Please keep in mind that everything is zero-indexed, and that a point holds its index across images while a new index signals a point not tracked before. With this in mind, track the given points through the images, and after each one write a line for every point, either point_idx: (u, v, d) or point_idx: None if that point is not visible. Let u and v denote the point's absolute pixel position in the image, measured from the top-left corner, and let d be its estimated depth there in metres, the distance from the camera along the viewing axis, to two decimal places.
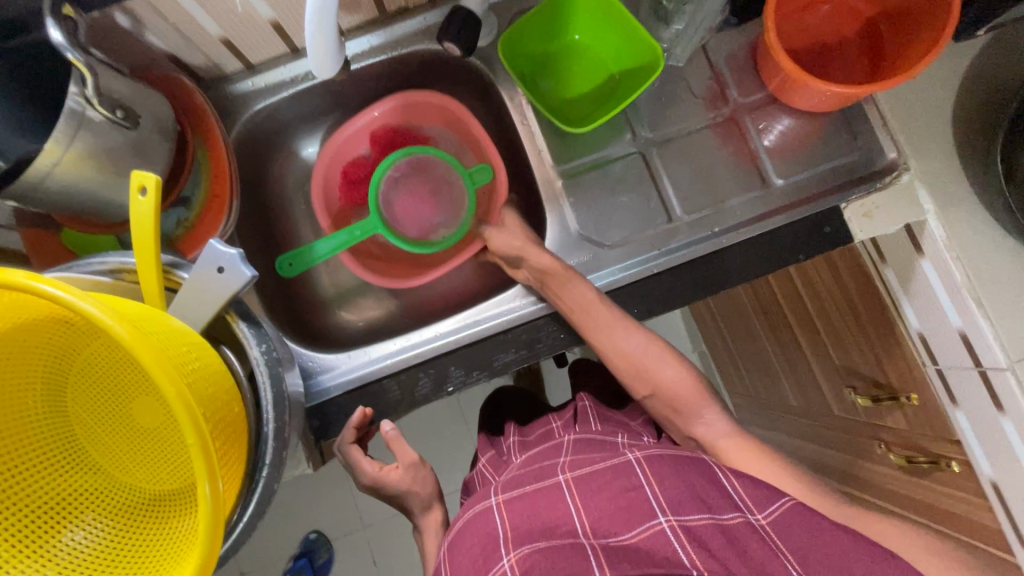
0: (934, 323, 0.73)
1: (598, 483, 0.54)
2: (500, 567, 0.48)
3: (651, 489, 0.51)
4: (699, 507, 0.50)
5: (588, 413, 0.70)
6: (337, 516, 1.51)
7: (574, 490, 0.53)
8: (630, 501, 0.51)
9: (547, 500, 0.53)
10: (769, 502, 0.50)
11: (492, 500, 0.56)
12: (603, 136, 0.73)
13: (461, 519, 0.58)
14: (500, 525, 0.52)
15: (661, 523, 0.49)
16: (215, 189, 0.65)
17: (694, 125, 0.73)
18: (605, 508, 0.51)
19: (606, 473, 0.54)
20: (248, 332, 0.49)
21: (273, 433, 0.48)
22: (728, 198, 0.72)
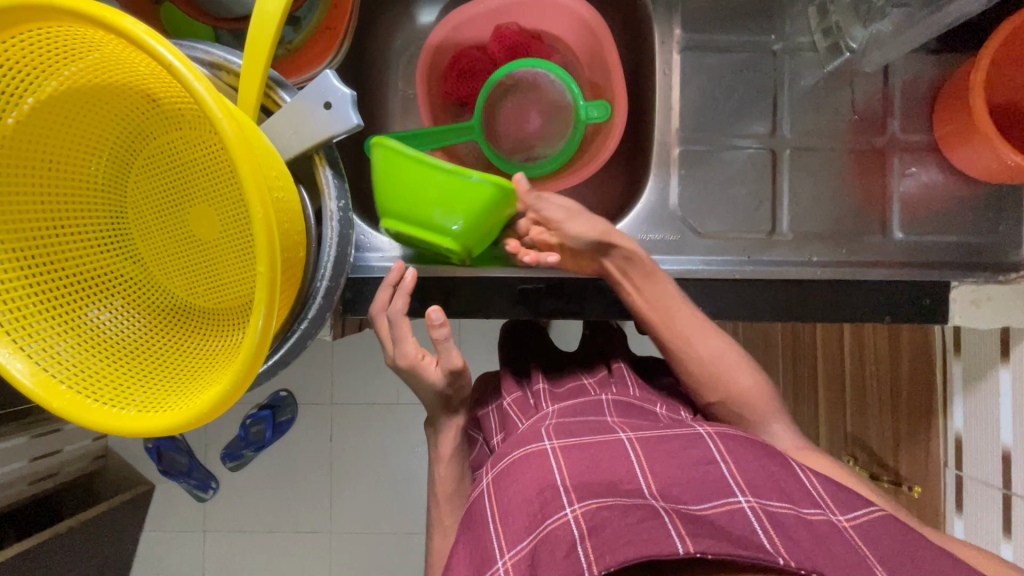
0: (981, 432, 0.70)
1: (666, 448, 0.54)
2: (562, 513, 0.47)
3: (728, 467, 0.51)
4: (774, 491, 0.49)
5: (625, 375, 0.73)
6: (312, 385, 1.55)
7: (639, 452, 0.54)
8: (705, 473, 0.51)
9: (606, 456, 0.53)
10: (855, 507, 0.49)
11: (547, 444, 0.55)
12: (741, 120, 0.67)
13: (506, 459, 0.57)
14: (557, 471, 0.52)
15: (739, 502, 0.48)
16: (330, 21, 0.60)
17: (839, 143, 0.66)
18: (670, 470, 0.52)
19: (673, 441, 0.55)
20: (332, 182, 0.46)
21: (323, 292, 0.46)
22: (840, 232, 0.66)
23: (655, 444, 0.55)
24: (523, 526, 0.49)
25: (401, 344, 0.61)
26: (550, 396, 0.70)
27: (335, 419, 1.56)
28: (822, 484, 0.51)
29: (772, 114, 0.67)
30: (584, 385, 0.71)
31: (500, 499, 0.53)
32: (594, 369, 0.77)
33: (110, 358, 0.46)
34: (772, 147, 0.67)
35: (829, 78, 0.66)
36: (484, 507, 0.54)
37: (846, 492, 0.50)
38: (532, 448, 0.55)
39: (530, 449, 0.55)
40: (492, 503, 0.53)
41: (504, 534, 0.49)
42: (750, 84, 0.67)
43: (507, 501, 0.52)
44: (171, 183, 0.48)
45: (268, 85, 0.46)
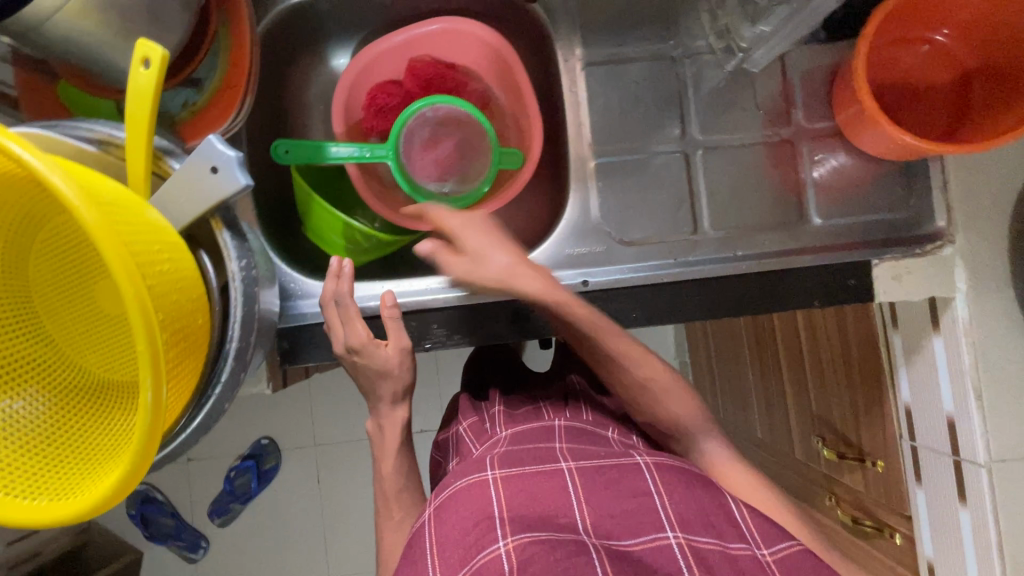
0: (925, 401, 0.72)
1: (604, 478, 0.54)
2: (494, 548, 0.46)
3: (661, 500, 0.52)
4: (705, 529, 0.50)
5: (580, 401, 0.73)
6: (291, 430, 1.53)
7: (577, 484, 0.53)
8: (637, 506, 0.52)
9: (548, 488, 0.53)
10: (778, 541, 0.50)
11: (489, 474, 0.54)
12: (652, 127, 0.68)
13: (449, 488, 0.55)
14: (496, 504, 0.50)
15: (668, 538, 0.49)
16: (229, 79, 0.60)
17: (748, 139, 0.68)
18: (606, 502, 0.52)
19: (611, 471, 0.55)
20: (230, 243, 0.46)
21: (235, 353, 0.46)
22: (762, 225, 0.68)
23: (597, 473, 0.55)
24: (457, 560, 0.47)
25: (350, 325, 0.63)
26: (503, 420, 0.70)
27: (319, 461, 1.54)
28: (751, 516, 0.52)
29: (681, 117, 0.68)
30: (538, 409, 0.72)
31: (438, 530, 0.51)
32: (550, 394, 0.77)
33: (24, 451, 0.44)
34: (685, 150, 0.68)
35: (730, 77, 0.68)
36: (425, 539, 0.51)
37: (772, 524, 0.51)
38: (474, 478, 0.54)
39: (471, 479, 0.54)
40: (430, 534, 0.51)
41: (437, 565, 0.48)
42: (655, 92, 0.68)
43: (443, 535, 0.50)
44: (74, 262, 0.48)
45: (155, 155, 0.46)
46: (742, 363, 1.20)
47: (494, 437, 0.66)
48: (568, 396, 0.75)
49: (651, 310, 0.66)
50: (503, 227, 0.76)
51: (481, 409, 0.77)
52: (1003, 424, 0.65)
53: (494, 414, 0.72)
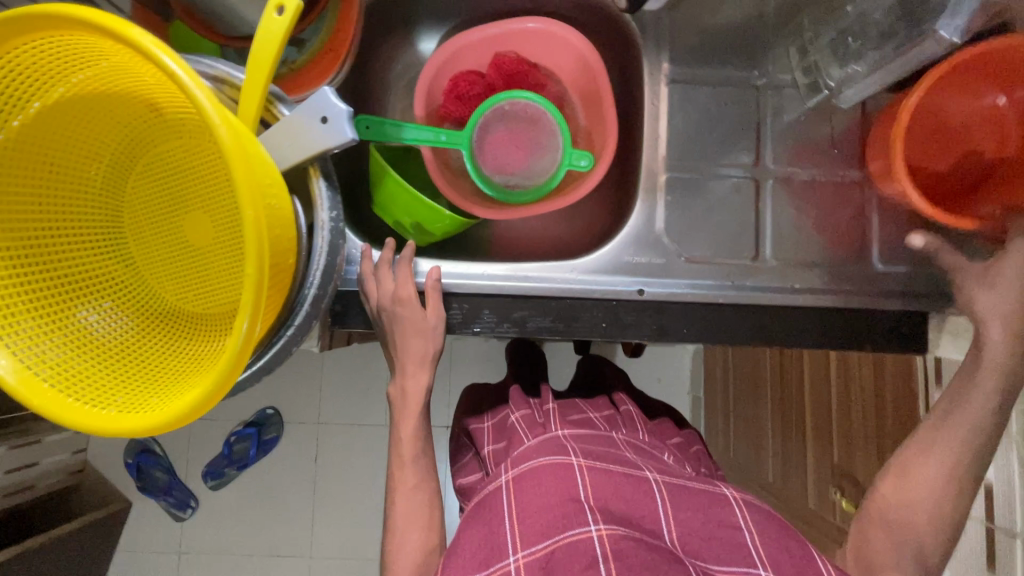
0: None
1: (688, 498, 0.58)
2: (586, 529, 0.50)
3: (749, 534, 0.55)
4: (791, 570, 0.52)
5: (632, 418, 0.77)
6: (300, 404, 1.54)
7: (664, 494, 0.57)
8: (725, 533, 0.55)
9: (635, 491, 0.57)
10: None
11: (575, 460, 0.58)
12: (727, 151, 0.69)
13: (529, 461, 0.59)
14: (585, 492, 0.55)
15: (760, 575, 0.51)
16: (332, 44, 0.62)
17: (820, 176, 0.69)
18: (692, 522, 0.56)
19: (699, 495, 0.59)
20: (324, 193, 0.47)
21: (311, 300, 0.47)
22: (823, 261, 0.68)
23: (679, 490, 0.59)
24: (541, 531, 0.52)
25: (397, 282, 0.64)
26: (558, 419, 0.72)
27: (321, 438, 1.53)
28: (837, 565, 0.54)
29: (756, 145, 0.69)
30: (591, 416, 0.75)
31: (521, 500, 0.55)
32: (598, 404, 0.80)
33: (94, 359, 0.46)
34: (756, 178, 0.69)
35: (810, 113, 0.69)
36: (501, 501, 0.56)
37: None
38: (559, 460, 0.58)
39: (557, 460, 0.58)
40: (509, 499, 0.56)
41: (522, 536, 0.52)
42: (734, 117, 0.70)
43: (524, 505, 0.55)
44: (169, 188, 0.50)
45: (267, 99, 0.48)
46: (763, 405, 1.19)
47: (547, 432, 0.67)
48: (619, 412, 0.78)
49: (703, 328, 0.66)
50: (561, 227, 0.77)
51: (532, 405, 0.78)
52: None
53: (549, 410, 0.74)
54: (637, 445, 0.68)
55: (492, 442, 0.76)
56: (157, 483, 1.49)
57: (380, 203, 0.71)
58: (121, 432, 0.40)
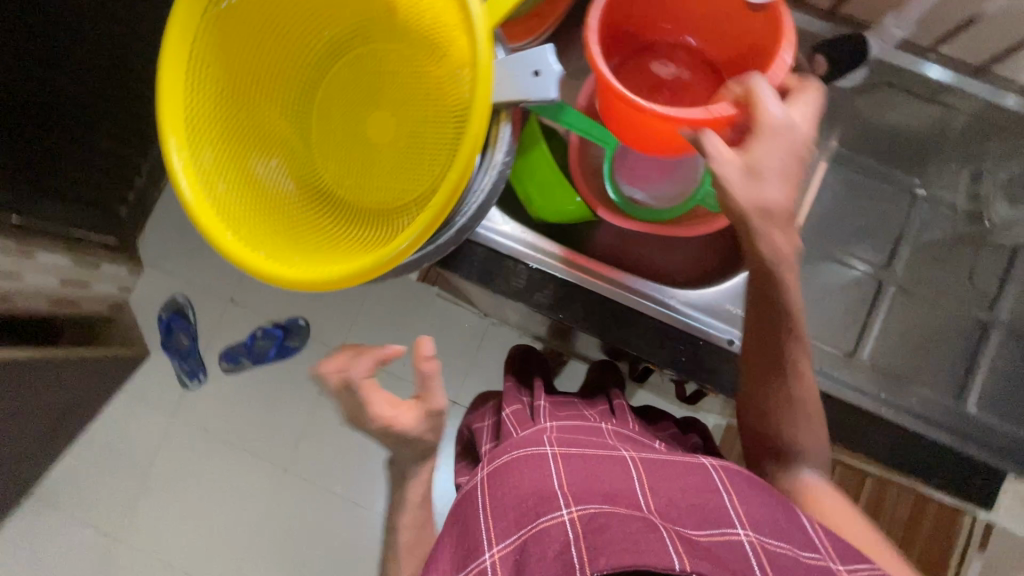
0: None
1: (669, 471, 0.55)
2: (559, 515, 0.48)
3: (729, 497, 0.51)
4: (773, 533, 0.48)
5: (625, 411, 0.78)
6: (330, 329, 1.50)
7: (642, 471, 0.55)
8: (706, 501, 0.51)
9: (610, 471, 0.54)
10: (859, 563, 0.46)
11: (548, 449, 0.57)
12: (860, 245, 0.69)
13: (506, 455, 0.58)
14: (557, 477, 0.53)
15: (739, 534, 0.47)
16: (542, 11, 0.66)
17: (943, 301, 0.68)
18: (670, 494, 0.52)
19: (676, 466, 0.56)
20: (506, 137, 0.49)
21: (457, 229, 0.50)
22: (918, 383, 0.66)
23: (658, 465, 0.56)
24: (513, 522, 0.51)
25: (369, 402, 0.56)
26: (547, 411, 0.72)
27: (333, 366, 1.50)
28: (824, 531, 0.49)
29: (887, 250, 0.69)
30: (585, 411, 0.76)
31: (495, 494, 0.54)
32: (593, 399, 0.82)
33: (250, 202, 0.50)
34: (879, 280, 0.69)
35: (951, 241, 0.69)
36: (477, 499, 0.56)
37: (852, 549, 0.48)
38: (532, 450, 0.57)
39: (521, 445, 0.57)
40: (484, 497, 0.55)
41: (495, 530, 0.51)
42: (875, 218, 0.70)
43: (498, 498, 0.54)
44: (366, 80, 0.53)
45: None
46: None
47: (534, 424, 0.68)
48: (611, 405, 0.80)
49: None
50: (666, 256, 0.78)
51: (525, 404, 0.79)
52: None
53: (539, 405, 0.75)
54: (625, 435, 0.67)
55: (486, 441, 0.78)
56: (178, 346, 1.43)
57: (519, 170, 0.73)
58: (259, 275, 0.44)
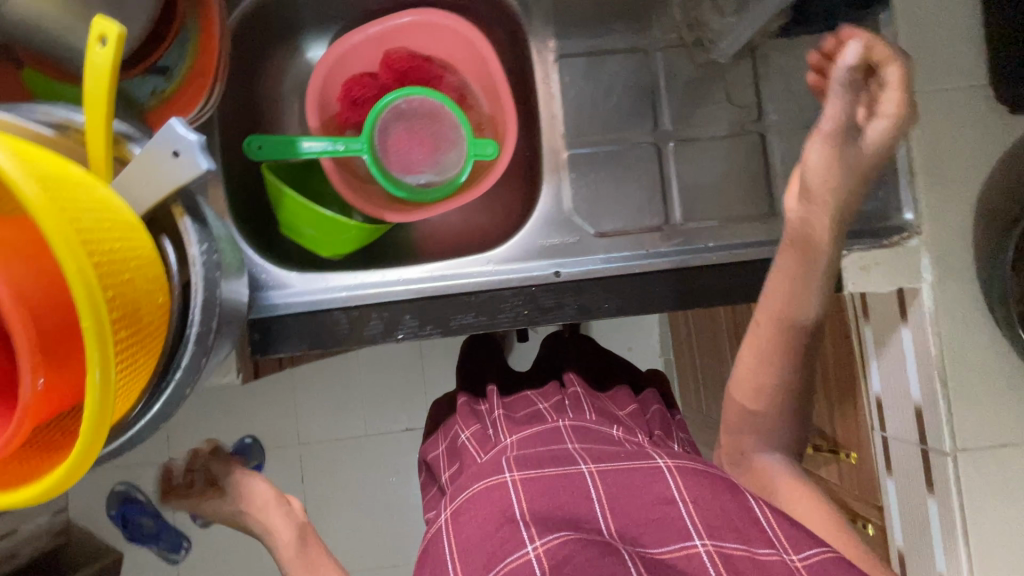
0: (895, 391, 0.72)
1: (621, 480, 0.60)
2: (524, 551, 0.54)
3: (685, 507, 0.57)
4: (727, 532, 0.55)
5: (581, 400, 0.80)
6: (277, 427, 1.48)
7: (599, 486, 0.60)
8: (663, 513, 0.57)
9: (570, 485, 0.60)
10: (809, 547, 0.53)
11: (508, 476, 0.61)
12: (625, 121, 0.69)
13: (467, 492, 0.63)
14: (517, 505, 0.58)
15: (696, 545, 0.54)
16: (198, 69, 0.59)
17: (721, 130, 0.68)
18: (629, 511, 0.58)
19: (636, 475, 0.61)
20: (190, 227, 0.46)
21: (195, 338, 0.45)
22: (731, 214, 0.68)
23: (616, 475, 0.61)
24: (481, 564, 0.55)
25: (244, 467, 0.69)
26: (505, 427, 0.77)
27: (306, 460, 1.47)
28: (777, 519, 0.56)
29: (652, 111, 0.69)
30: (537, 411, 0.79)
31: (459, 537, 0.59)
32: (548, 392, 0.84)
33: None
34: (657, 142, 0.69)
35: (701, 71, 0.69)
36: (445, 544, 0.60)
37: (800, 533, 0.55)
38: (493, 480, 0.61)
39: (490, 481, 0.61)
40: (449, 539, 0.60)
41: (460, 568, 0.57)
42: (629, 90, 0.69)
43: (463, 539, 0.58)
44: None
45: (116, 140, 0.46)
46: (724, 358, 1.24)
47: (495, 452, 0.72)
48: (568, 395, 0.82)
49: (624, 302, 0.66)
50: (480, 218, 0.76)
51: (482, 416, 0.84)
52: (971, 414, 0.64)
53: (495, 421, 0.79)
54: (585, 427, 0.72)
55: (447, 469, 0.81)
56: None
57: (288, 225, 0.70)
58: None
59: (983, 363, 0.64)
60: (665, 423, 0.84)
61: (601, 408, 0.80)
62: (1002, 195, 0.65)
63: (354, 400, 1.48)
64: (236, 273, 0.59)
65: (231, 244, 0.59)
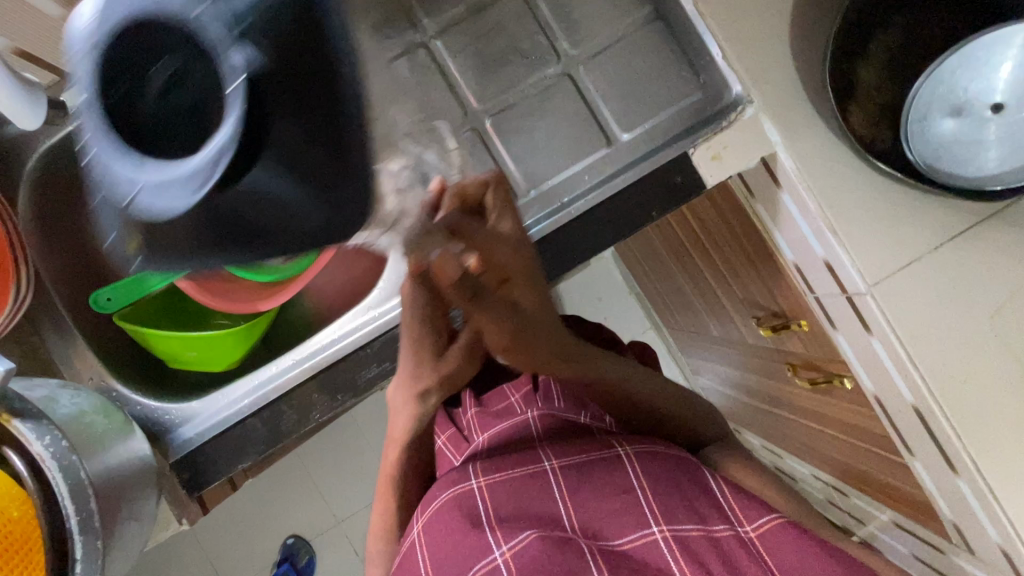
0: (805, 253, 0.71)
1: (584, 476, 0.57)
2: (493, 560, 0.52)
3: (642, 494, 0.55)
4: (683, 516, 0.54)
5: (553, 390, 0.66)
6: (309, 516, 1.47)
7: (561, 484, 0.57)
8: (624, 503, 0.55)
9: (534, 489, 0.57)
10: (758, 515, 0.54)
11: (473, 484, 0.58)
12: (434, 119, 0.67)
13: (434, 501, 0.60)
14: (483, 511, 0.56)
15: (653, 533, 0.53)
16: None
17: (528, 86, 0.67)
18: (589, 510, 0.56)
19: (598, 469, 0.57)
20: (23, 428, 0.45)
21: (78, 527, 0.44)
22: (573, 164, 0.67)
23: (576, 473, 0.57)
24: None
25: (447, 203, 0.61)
26: (477, 426, 0.66)
27: (352, 534, 1.48)
28: (731, 492, 0.56)
29: (457, 98, 0.67)
30: (510, 406, 0.66)
31: (431, 550, 0.57)
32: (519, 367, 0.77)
33: None
34: (474, 126, 0.67)
35: (485, 39, 0.68)
36: (417, 558, 0.58)
37: (750, 500, 0.55)
38: (458, 489, 0.58)
39: (456, 490, 0.58)
40: (422, 551, 0.58)
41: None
42: (423, 90, 0.67)
43: (437, 554, 0.57)
44: None
45: None
46: (674, 275, 1.24)
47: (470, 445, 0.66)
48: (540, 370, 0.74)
49: None
50: (355, 266, 0.75)
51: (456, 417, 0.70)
52: (873, 247, 0.63)
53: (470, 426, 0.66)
54: (553, 414, 0.64)
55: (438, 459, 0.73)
56: None
57: (168, 357, 0.68)
58: None
59: (859, 194, 0.63)
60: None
61: None
62: (809, 31, 0.64)
63: (368, 463, 1.48)
64: (120, 437, 0.56)
65: (106, 410, 0.57)
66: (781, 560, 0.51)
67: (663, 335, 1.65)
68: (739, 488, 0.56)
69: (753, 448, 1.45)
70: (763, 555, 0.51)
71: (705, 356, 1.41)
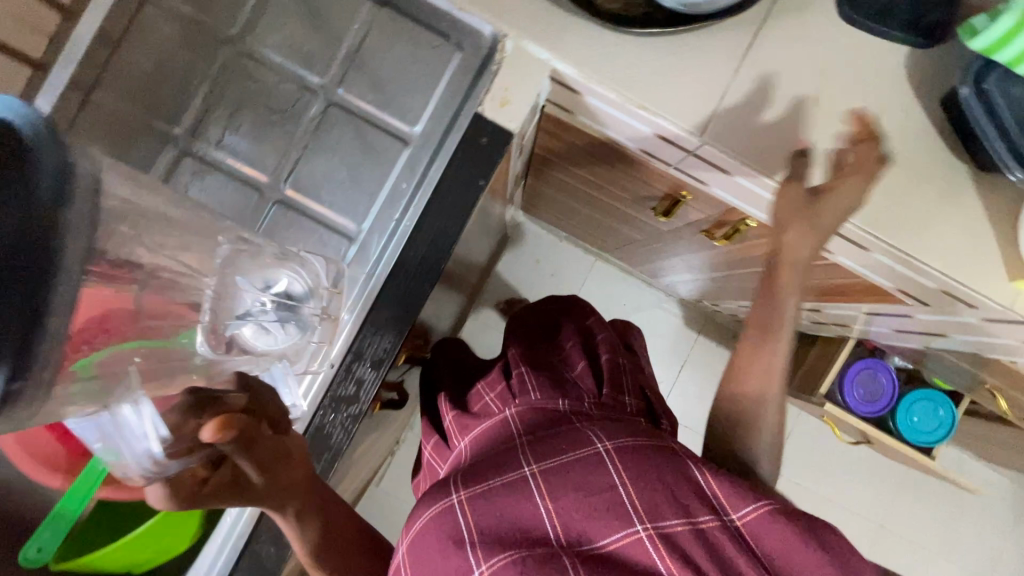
0: (637, 137, 0.71)
1: (564, 473, 0.55)
2: None
3: (624, 489, 0.53)
4: (667, 511, 0.52)
5: (526, 381, 0.70)
6: None
7: (540, 484, 0.55)
8: (608, 498, 0.53)
9: (516, 496, 0.55)
10: (745, 505, 0.53)
11: (453, 498, 0.56)
12: (238, 211, 0.65)
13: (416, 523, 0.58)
14: (466, 526, 0.54)
15: (638, 532, 0.50)
16: None
17: (305, 135, 0.66)
18: (572, 507, 0.53)
19: (578, 462, 0.56)
20: None
21: None
22: (384, 180, 0.66)
23: (557, 471, 0.55)
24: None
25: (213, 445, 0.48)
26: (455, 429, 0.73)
27: None
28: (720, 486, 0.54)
29: (246, 181, 0.66)
30: (487, 406, 0.72)
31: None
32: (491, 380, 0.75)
33: None
34: (277, 197, 0.66)
35: (241, 115, 0.66)
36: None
37: (740, 488, 0.54)
38: (438, 505, 0.56)
39: (435, 506, 0.56)
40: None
41: None
42: (213, 190, 0.65)
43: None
44: None
45: None
46: (574, 207, 1.23)
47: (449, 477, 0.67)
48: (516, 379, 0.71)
49: (395, 326, 0.62)
50: None
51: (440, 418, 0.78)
52: (682, 101, 0.62)
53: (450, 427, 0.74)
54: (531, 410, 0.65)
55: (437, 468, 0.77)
56: None
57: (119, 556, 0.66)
58: None
59: (644, 61, 0.62)
60: (615, 371, 0.73)
61: (543, 373, 0.71)
62: None
63: None
64: None
65: None
66: (767, 547, 0.51)
67: (610, 260, 1.63)
68: (730, 479, 0.54)
69: (736, 310, 1.45)
70: (748, 545, 0.51)
71: (650, 259, 1.40)
